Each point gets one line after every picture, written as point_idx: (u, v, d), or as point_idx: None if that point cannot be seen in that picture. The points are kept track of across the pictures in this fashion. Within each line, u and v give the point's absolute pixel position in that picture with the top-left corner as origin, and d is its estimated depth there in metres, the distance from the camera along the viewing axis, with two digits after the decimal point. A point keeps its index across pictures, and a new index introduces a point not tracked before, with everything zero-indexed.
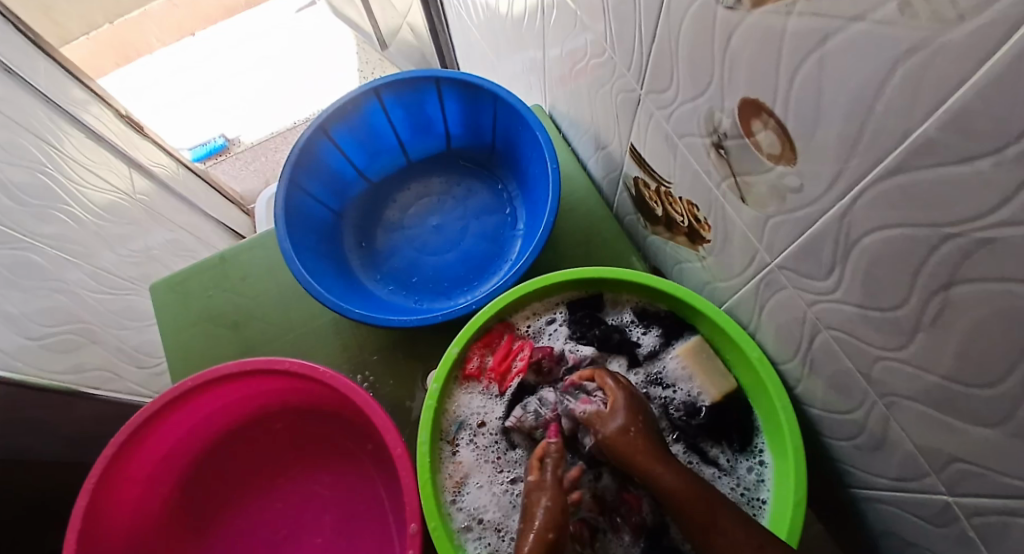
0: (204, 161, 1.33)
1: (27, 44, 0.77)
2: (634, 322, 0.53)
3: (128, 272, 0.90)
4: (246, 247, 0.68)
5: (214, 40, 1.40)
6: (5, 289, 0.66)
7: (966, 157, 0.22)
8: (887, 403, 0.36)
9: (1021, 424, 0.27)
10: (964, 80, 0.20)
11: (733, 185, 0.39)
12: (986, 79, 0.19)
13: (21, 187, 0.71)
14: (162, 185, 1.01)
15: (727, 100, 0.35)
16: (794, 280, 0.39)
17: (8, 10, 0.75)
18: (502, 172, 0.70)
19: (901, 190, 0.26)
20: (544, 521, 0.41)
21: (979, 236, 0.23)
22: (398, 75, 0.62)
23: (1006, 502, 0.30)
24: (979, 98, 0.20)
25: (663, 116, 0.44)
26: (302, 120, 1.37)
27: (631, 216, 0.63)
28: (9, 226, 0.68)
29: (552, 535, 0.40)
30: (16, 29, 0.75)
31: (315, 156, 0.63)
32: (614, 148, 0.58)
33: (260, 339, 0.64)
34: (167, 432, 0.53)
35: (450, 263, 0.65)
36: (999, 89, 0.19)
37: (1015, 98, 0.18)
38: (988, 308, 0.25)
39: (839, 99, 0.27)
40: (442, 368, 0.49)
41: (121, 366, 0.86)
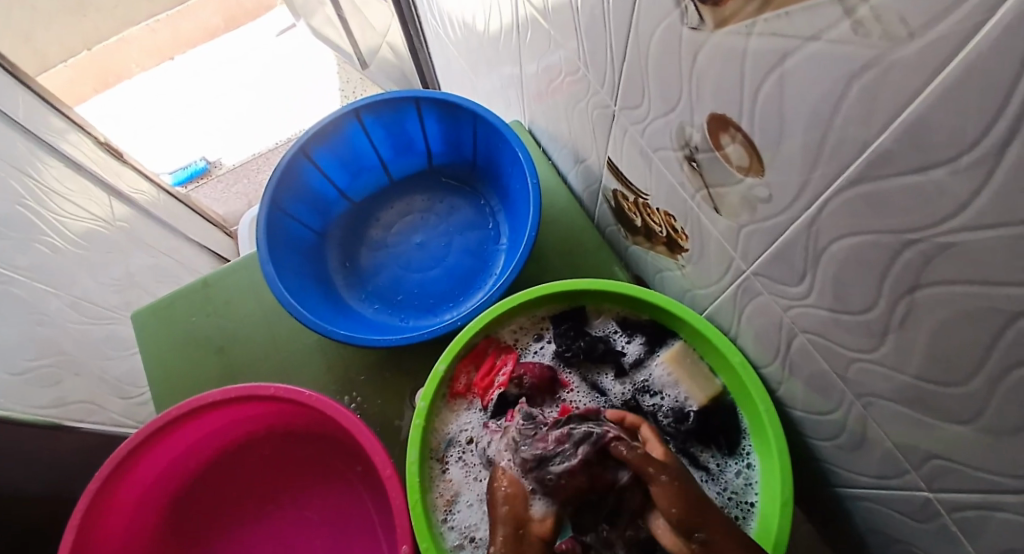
0: (185, 185, 1.32)
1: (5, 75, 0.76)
2: (618, 332, 0.54)
3: (111, 300, 0.89)
4: (229, 270, 0.67)
5: (194, 63, 1.41)
6: None
7: (923, 166, 0.23)
8: (864, 403, 0.37)
9: (990, 419, 0.28)
10: (917, 94, 0.21)
11: (706, 197, 0.41)
12: (937, 93, 0.20)
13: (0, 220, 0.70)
14: (143, 211, 1.00)
15: (697, 115, 0.36)
16: (769, 286, 0.40)
17: None
18: (484, 188, 0.71)
19: (864, 199, 0.27)
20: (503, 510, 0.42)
21: (939, 240, 0.25)
22: (378, 96, 0.63)
23: (982, 496, 0.31)
24: (932, 110, 0.21)
25: (637, 131, 0.45)
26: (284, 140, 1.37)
27: (611, 227, 0.64)
28: None
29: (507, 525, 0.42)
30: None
31: (296, 178, 0.63)
32: (593, 162, 0.59)
33: (245, 364, 0.63)
34: (152, 461, 0.52)
35: (435, 280, 0.66)
36: (950, 102, 0.20)
37: (965, 110, 0.20)
38: (952, 309, 0.26)
39: (800, 113, 0.28)
40: (429, 386, 0.50)
41: (105, 396, 0.84)
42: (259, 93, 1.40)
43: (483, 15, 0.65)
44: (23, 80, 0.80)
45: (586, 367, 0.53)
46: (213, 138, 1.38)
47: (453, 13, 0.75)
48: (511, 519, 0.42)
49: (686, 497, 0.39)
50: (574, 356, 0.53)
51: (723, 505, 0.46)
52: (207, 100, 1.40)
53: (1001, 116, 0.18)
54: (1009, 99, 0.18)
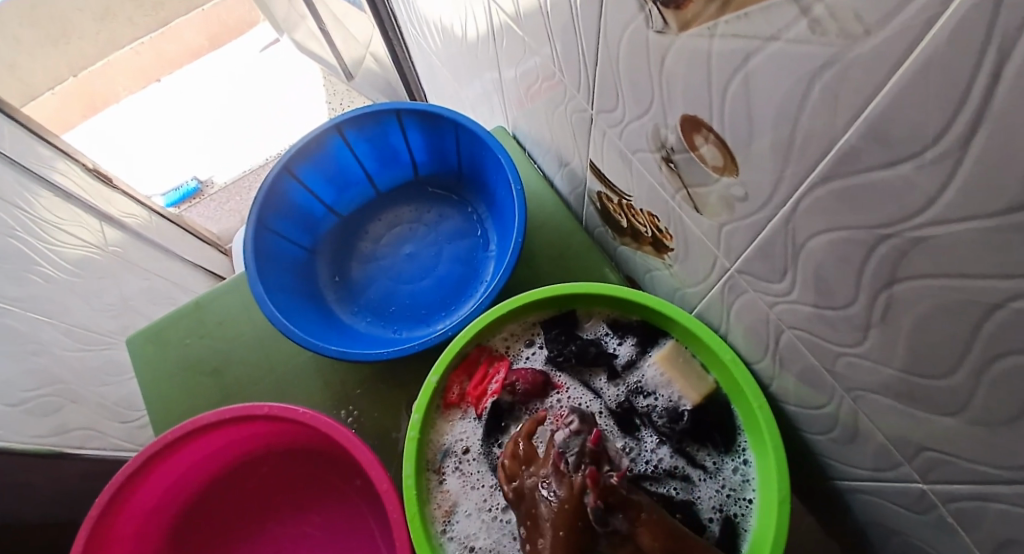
0: (178, 205, 1.33)
1: None
2: (609, 334, 0.54)
3: (106, 325, 0.89)
4: (221, 291, 0.68)
5: (183, 87, 1.42)
6: None
7: (891, 162, 0.23)
8: (853, 397, 0.36)
9: (977, 411, 0.27)
10: (878, 91, 0.21)
11: (686, 196, 0.40)
12: (897, 90, 0.20)
13: None
14: (137, 235, 1.00)
15: (670, 117, 0.36)
16: (753, 283, 0.40)
17: None
18: (471, 195, 0.71)
19: (835, 195, 0.27)
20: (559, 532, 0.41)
21: (912, 235, 0.24)
22: (359, 110, 0.63)
23: (976, 488, 0.31)
24: (894, 106, 0.21)
25: (615, 133, 0.45)
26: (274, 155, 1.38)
27: (599, 228, 0.64)
28: None
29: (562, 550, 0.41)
30: None
31: (282, 195, 0.63)
32: (576, 164, 0.59)
33: (240, 384, 0.63)
34: (151, 487, 0.52)
35: (425, 290, 0.66)
36: (910, 98, 0.20)
37: (926, 105, 0.19)
38: (931, 302, 0.26)
39: (767, 112, 0.28)
40: (422, 398, 0.49)
41: (103, 422, 0.84)
42: (248, 111, 1.41)
43: (460, 22, 0.65)
44: (7, 112, 0.79)
45: (579, 371, 0.53)
46: (203, 158, 1.38)
47: (432, 21, 0.75)
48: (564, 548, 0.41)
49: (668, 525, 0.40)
50: (565, 360, 0.53)
51: (722, 503, 0.46)
52: (195, 121, 1.40)
53: (963, 108, 0.18)
54: (968, 93, 0.17)
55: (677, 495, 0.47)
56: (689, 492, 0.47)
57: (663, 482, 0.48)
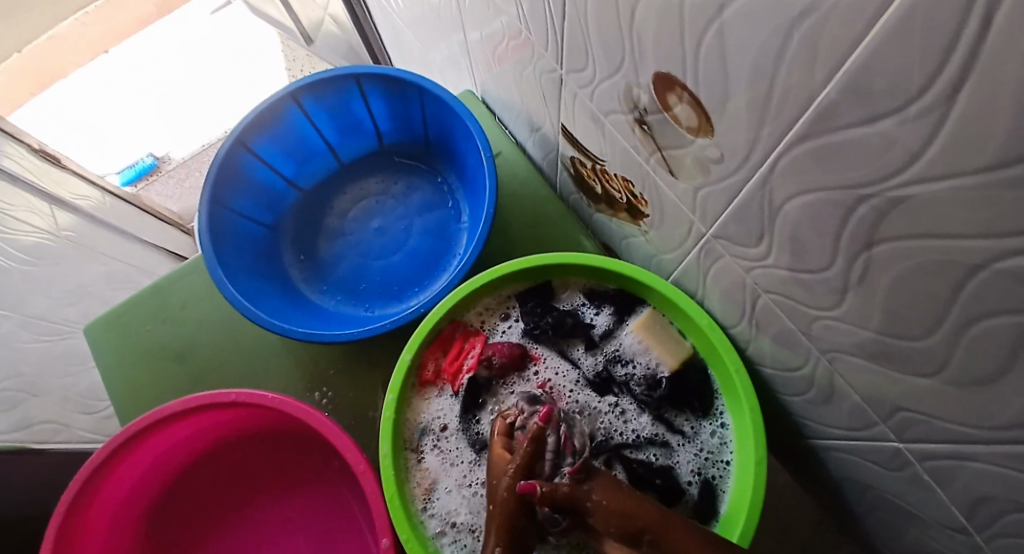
0: (134, 184, 1.24)
1: None
2: (586, 304, 0.53)
3: (63, 314, 0.85)
4: (181, 273, 0.64)
5: (132, 55, 1.32)
6: None
7: (870, 118, 0.22)
8: (829, 358, 0.36)
9: (955, 372, 0.27)
10: (856, 43, 0.19)
11: (660, 159, 0.39)
12: (877, 42, 0.18)
13: None
14: (92, 219, 0.90)
15: (642, 76, 0.34)
16: (729, 248, 0.39)
17: None
18: (440, 165, 0.68)
19: (812, 154, 0.26)
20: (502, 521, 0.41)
21: (892, 194, 0.23)
22: (315, 77, 0.59)
23: (952, 447, 0.31)
24: (873, 59, 0.19)
25: (586, 94, 0.43)
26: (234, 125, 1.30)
27: (574, 195, 0.62)
28: None
29: (510, 536, 0.41)
30: None
31: (237, 171, 0.59)
32: (547, 129, 0.57)
33: (208, 370, 0.61)
34: (119, 480, 0.50)
35: (397, 266, 0.63)
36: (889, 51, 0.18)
37: (907, 58, 0.18)
38: (912, 263, 0.25)
39: (743, 68, 0.26)
40: (396, 377, 0.48)
41: (68, 415, 0.83)
42: (204, 82, 1.33)
43: None
44: None
45: (556, 343, 0.52)
46: (161, 133, 1.30)
47: None
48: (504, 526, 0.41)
49: (626, 505, 0.40)
50: (542, 332, 0.52)
51: (700, 467, 0.47)
52: (150, 95, 1.32)
53: (950, 59, 0.16)
54: (952, 45, 0.16)
55: (657, 462, 0.47)
56: (668, 457, 0.47)
57: (643, 449, 0.48)
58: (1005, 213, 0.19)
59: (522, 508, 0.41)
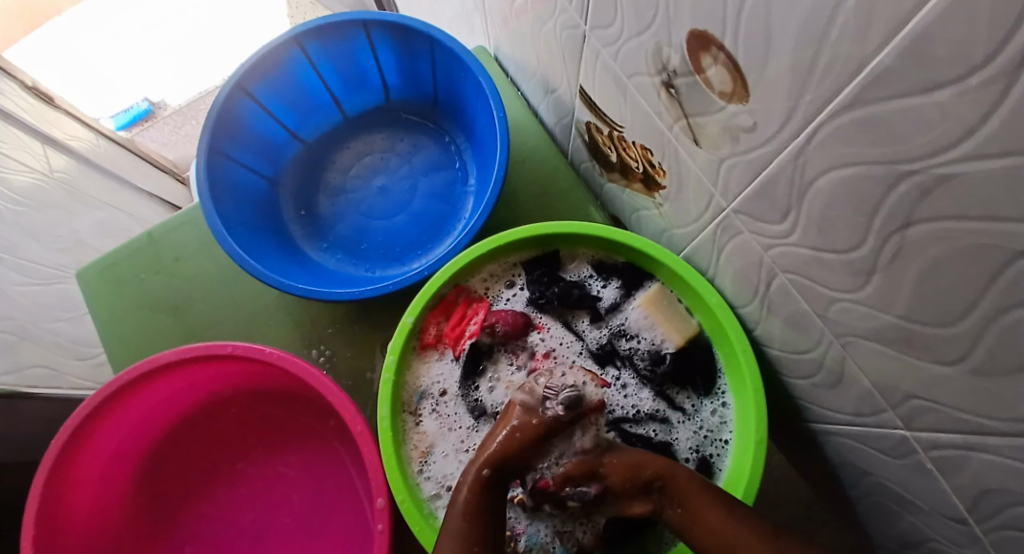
0: (129, 129, 1.22)
1: None
2: (593, 276, 0.51)
3: (55, 259, 0.83)
4: (176, 224, 0.63)
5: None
6: None
7: (926, 89, 0.20)
8: (842, 343, 0.35)
9: (978, 362, 0.26)
10: (918, 4, 0.17)
11: (685, 127, 0.37)
12: (942, 3, 0.17)
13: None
14: (85, 161, 0.88)
15: (674, 34, 0.32)
16: (749, 224, 0.37)
17: None
18: (448, 124, 0.65)
19: (857, 125, 0.24)
20: (488, 457, 0.42)
21: (938, 171, 0.22)
22: (321, 22, 0.56)
23: (964, 438, 0.30)
24: (934, 24, 0.17)
25: (610, 54, 0.41)
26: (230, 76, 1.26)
27: (586, 163, 0.60)
28: None
29: (485, 474, 0.41)
30: None
31: (237, 119, 0.56)
32: (563, 91, 0.54)
33: (204, 323, 0.60)
34: (111, 430, 0.50)
35: (400, 227, 0.62)
36: (954, 13, 0.16)
37: (976, 22, 0.16)
38: (952, 245, 0.23)
39: (788, 28, 0.24)
40: (397, 340, 0.47)
41: (61, 361, 0.81)
42: (202, 28, 1.28)
43: None
44: None
45: (560, 313, 0.51)
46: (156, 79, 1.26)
47: None
48: (488, 459, 0.42)
49: (637, 461, 0.41)
50: (547, 302, 0.51)
51: (699, 444, 0.46)
52: (144, 36, 1.25)
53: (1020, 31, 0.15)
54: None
55: (656, 437, 0.47)
56: (668, 433, 0.47)
57: (643, 424, 0.48)
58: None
59: (522, 455, 0.42)
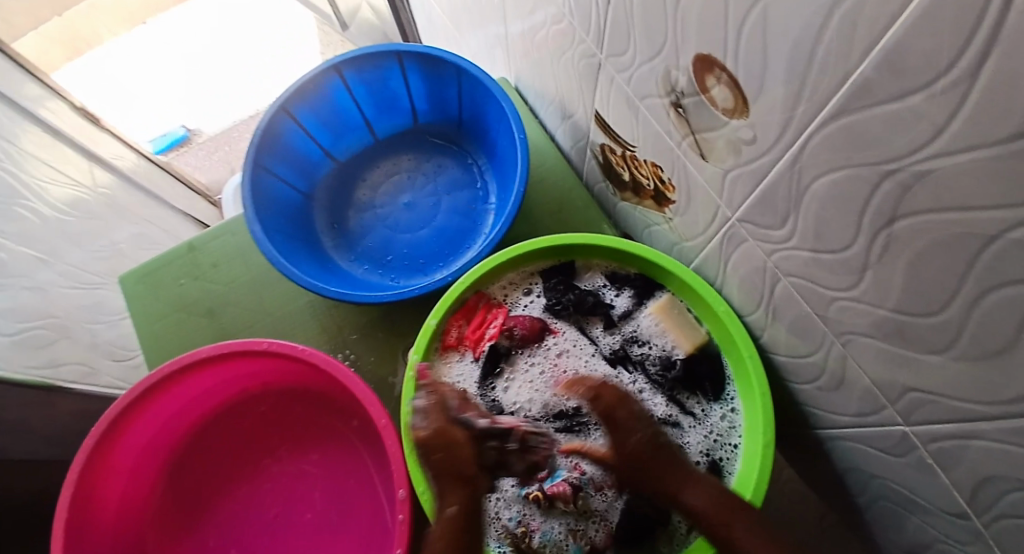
0: (165, 154, 1.31)
1: (18, 71, 0.75)
2: (606, 285, 0.54)
3: (95, 267, 0.87)
4: (216, 233, 0.67)
5: (170, 29, 1.36)
6: None
7: (902, 94, 0.23)
8: (843, 342, 0.37)
9: (965, 348, 0.28)
10: (890, 22, 0.21)
11: (692, 144, 0.41)
12: (909, 21, 0.20)
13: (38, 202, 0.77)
14: (127, 178, 0.95)
15: (682, 59, 0.36)
16: (753, 232, 0.40)
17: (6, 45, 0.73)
18: (471, 146, 0.70)
19: (845, 132, 0.27)
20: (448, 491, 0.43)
21: (917, 168, 0.25)
22: (359, 52, 0.62)
23: (958, 426, 0.31)
24: (905, 38, 0.21)
25: (623, 79, 0.45)
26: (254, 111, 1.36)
27: (599, 184, 0.63)
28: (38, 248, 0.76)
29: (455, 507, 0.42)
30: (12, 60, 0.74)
31: (278, 137, 0.62)
32: (580, 116, 0.59)
33: (235, 327, 0.63)
34: (149, 419, 0.53)
35: (423, 240, 0.65)
36: (919, 27, 0.20)
37: (938, 36, 0.19)
38: (936, 236, 0.26)
39: (783, 49, 0.27)
40: (421, 340, 0.51)
41: (98, 360, 0.84)
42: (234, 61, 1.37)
43: None
44: (16, 57, 0.75)
45: (576, 319, 0.54)
46: (192, 106, 1.35)
47: None
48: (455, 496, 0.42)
49: (663, 447, 0.44)
50: (563, 308, 0.53)
51: (709, 448, 0.48)
52: (166, 51, 1.35)
53: (976, 37, 0.18)
54: (978, 21, 0.17)
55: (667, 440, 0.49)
56: (678, 437, 0.49)
57: None
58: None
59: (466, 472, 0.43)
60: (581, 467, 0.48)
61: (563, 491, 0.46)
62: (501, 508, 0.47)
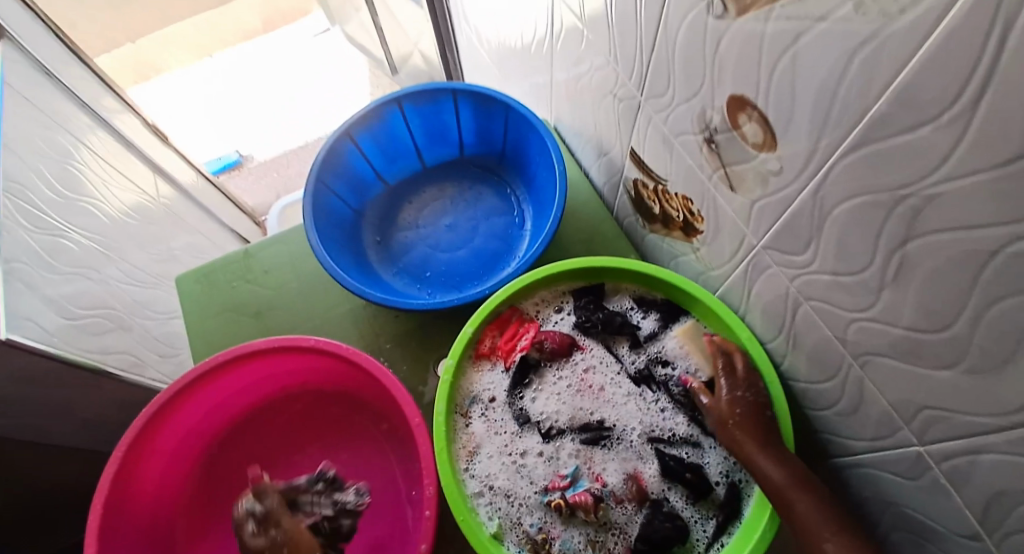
0: (219, 175, 1.43)
1: (103, 91, 0.89)
2: (634, 308, 0.57)
3: (157, 269, 0.93)
4: (270, 242, 0.72)
5: (233, 60, 1.52)
6: (44, 272, 0.69)
7: (913, 126, 0.27)
8: (862, 363, 0.40)
9: (973, 362, 0.30)
10: (906, 61, 0.25)
11: (723, 175, 0.45)
12: (921, 62, 0.24)
13: (108, 203, 0.84)
14: (185, 194, 1.04)
15: (717, 99, 0.41)
16: (777, 259, 0.44)
17: (96, 66, 0.86)
18: (511, 177, 0.75)
19: (864, 161, 0.31)
20: None
21: (927, 192, 0.28)
22: (419, 87, 0.69)
23: (969, 442, 0.33)
24: (917, 76, 0.25)
25: (661, 118, 0.50)
26: (297, 139, 1.47)
27: (629, 217, 0.68)
28: (103, 244, 0.82)
29: None
30: (98, 80, 0.88)
31: (338, 157, 0.68)
32: (615, 153, 0.64)
33: (279, 328, 0.67)
34: (194, 406, 0.56)
35: (461, 259, 0.70)
36: (929, 66, 0.24)
37: (945, 73, 0.23)
38: (943, 255, 0.29)
39: (811, 89, 0.32)
40: (457, 345, 0.54)
41: (144, 351, 0.86)
42: (283, 91, 1.49)
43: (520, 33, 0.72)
44: (102, 77, 0.88)
45: (603, 337, 0.57)
46: (248, 133, 1.47)
47: (490, 39, 0.84)
48: None
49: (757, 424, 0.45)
50: (592, 326, 0.56)
51: (728, 470, 0.49)
52: (217, 71, 1.51)
53: (976, 73, 0.22)
54: (978, 59, 0.21)
55: (688, 458, 0.50)
56: (699, 457, 0.50)
57: (676, 445, 0.51)
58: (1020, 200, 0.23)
59: None
60: (603, 478, 0.50)
61: (586, 501, 0.47)
62: (523, 513, 0.49)
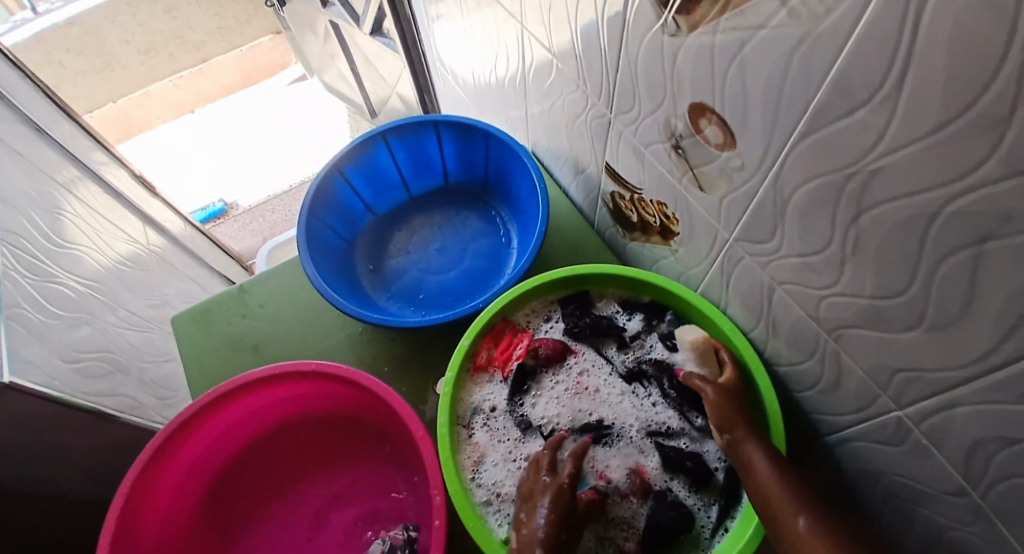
0: (204, 224, 1.44)
1: (95, 148, 0.91)
2: (619, 311, 0.60)
3: (148, 314, 0.93)
4: (264, 275, 0.74)
5: (216, 114, 1.63)
6: (41, 313, 0.70)
7: (851, 111, 0.31)
8: (836, 336, 0.43)
9: (933, 319, 0.33)
10: (836, 55, 0.29)
11: (691, 177, 0.49)
12: (850, 52, 0.28)
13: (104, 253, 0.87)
14: (171, 241, 1.06)
15: (679, 108, 0.45)
16: (749, 249, 0.47)
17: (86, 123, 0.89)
18: (494, 200, 0.79)
19: (813, 148, 0.35)
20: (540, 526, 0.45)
21: (870, 167, 0.32)
22: (402, 121, 0.73)
23: (943, 396, 0.36)
24: (848, 65, 0.29)
25: (630, 132, 0.54)
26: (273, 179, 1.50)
27: (609, 229, 0.72)
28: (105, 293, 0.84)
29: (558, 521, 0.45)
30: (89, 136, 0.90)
31: (329, 192, 0.71)
32: (591, 170, 0.68)
33: (276, 360, 0.68)
34: (197, 439, 0.56)
35: (453, 280, 0.72)
36: (856, 55, 0.28)
37: (871, 60, 0.27)
38: (891, 223, 0.33)
39: (760, 89, 0.36)
40: (455, 358, 0.55)
41: (142, 395, 0.86)
42: (258, 135, 1.56)
43: (492, 69, 0.78)
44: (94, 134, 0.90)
45: (592, 341, 0.59)
46: (224, 175, 1.51)
47: (464, 77, 0.90)
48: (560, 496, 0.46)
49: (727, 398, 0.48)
50: (580, 331, 0.59)
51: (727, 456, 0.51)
52: (201, 124, 1.61)
53: (898, 55, 0.26)
54: (896, 43, 0.25)
55: (687, 448, 0.52)
56: (697, 446, 0.52)
57: (675, 437, 0.53)
58: (949, 160, 0.26)
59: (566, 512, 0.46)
60: (607, 475, 0.51)
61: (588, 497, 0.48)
62: None
